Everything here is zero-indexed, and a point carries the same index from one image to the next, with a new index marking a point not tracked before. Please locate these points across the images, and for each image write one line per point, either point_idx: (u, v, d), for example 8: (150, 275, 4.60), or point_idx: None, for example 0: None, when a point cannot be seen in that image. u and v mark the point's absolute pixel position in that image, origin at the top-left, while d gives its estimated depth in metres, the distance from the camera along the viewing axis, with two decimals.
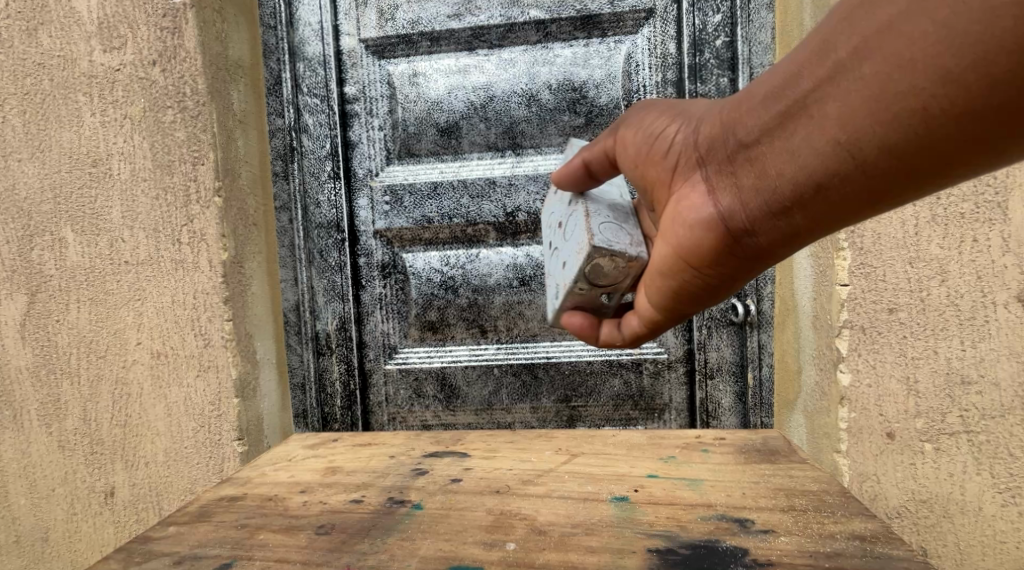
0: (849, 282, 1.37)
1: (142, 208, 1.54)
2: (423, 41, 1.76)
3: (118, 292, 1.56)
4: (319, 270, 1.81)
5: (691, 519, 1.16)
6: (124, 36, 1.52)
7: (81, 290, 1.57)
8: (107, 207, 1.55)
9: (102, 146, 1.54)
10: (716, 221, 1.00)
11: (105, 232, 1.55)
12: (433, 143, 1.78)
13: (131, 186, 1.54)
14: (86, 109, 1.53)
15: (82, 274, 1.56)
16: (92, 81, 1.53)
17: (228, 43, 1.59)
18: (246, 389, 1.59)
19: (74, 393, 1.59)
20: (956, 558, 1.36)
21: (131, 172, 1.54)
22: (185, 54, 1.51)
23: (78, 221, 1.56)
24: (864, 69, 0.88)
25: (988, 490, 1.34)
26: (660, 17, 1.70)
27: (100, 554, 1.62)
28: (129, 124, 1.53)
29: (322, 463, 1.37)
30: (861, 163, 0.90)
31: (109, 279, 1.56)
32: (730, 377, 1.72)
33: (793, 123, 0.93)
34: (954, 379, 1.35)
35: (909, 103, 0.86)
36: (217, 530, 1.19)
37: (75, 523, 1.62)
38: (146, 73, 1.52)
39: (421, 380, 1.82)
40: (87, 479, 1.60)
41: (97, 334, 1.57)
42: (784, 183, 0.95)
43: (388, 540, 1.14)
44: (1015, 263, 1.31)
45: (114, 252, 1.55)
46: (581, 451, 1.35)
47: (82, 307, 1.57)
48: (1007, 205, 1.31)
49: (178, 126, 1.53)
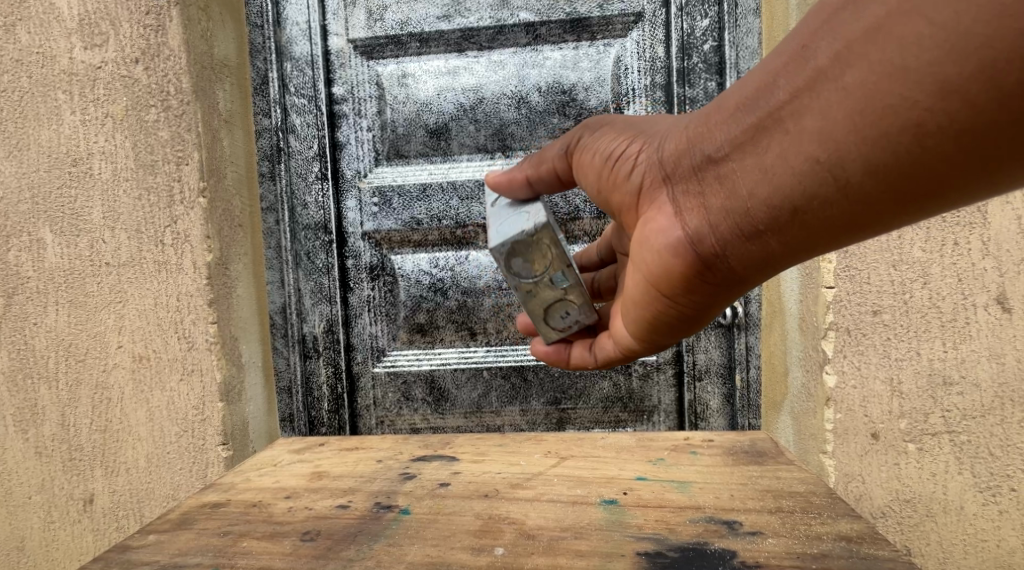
0: (834, 285, 1.37)
1: (123, 208, 1.53)
2: (413, 42, 1.75)
3: (98, 294, 1.54)
4: (306, 272, 1.79)
5: (681, 522, 1.15)
6: (105, 33, 1.51)
7: (60, 292, 1.55)
8: (87, 208, 1.53)
9: (83, 145, 1.53)
10: (684, 246, 0.96)
11: (85, 232, 1.54)
12: (422, 144, 1.77)
13: (112, 186, 1.53)
14: (66, 107, 1.52)
15: (61, 276, 1.55)
16: (72, 79, 1.51)
17: (214, 41, 1.59)
18: (231, 393, 1.58)
19: (53, 398, 1.57)
20: (939, 558, 1.37)
21: (113, 171, 1.53)
22: (168, 52, 1.50)
23: (57, 221, 1.54)
24: (847, 80, 0.84)
25: (969, 489, 1.34)
26: (649, 21, 1.71)
27: (78, 563, 1.61)
28: (110, 123, 1.52)
29: (308, 468, 1.36)
30: (843, 184, 0.86)
31: (89, 281, 1.54)
32: (718, 379, 1.72)
33: (768, 145, 0.89)
34: (936, 380, 1.35)
35: (903, 123, 0.82)
36: (199, 538, 1.18)
37: (52, 531, 1.60)
38: (128, 71, 1.51)
39: (410, 383, 1.81)
40: (65, 487, 1.59)
41: (77, 337, 1.56)
42: (758, 204, 0.91)
43: (375, 546, 1.14)
44: (995, 267, 1.32)
45: (94, 253, 1.54)
46: (570, 454, 1.34)
47: (61, 309, 1.55)
48: (987, 209, 1.31)
49: (161, 126, 1.51)
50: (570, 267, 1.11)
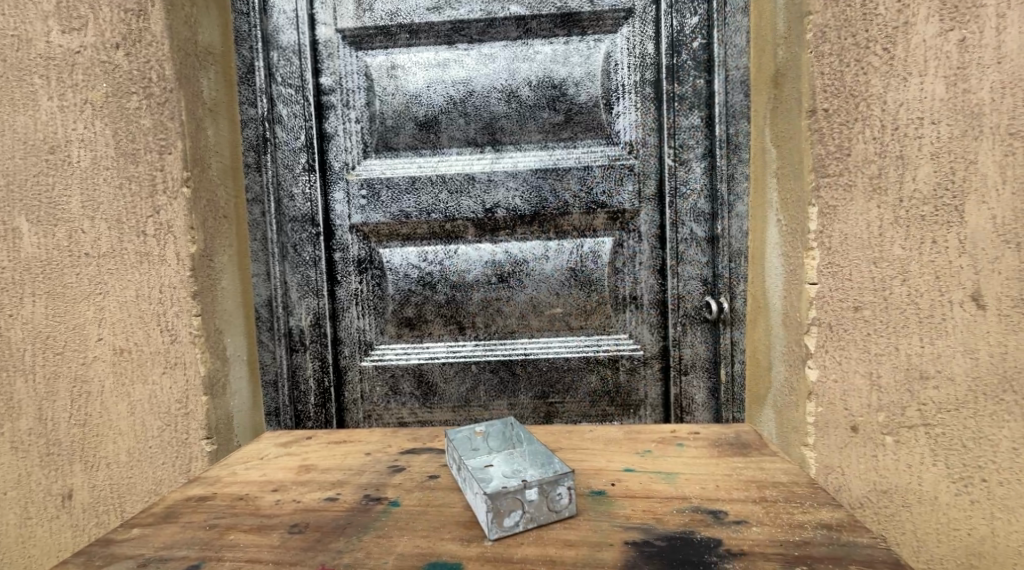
0: (817, 282, 1.40)
1: (103, 198, 1.54)
2: (402, 33, 1.77)
3: (77, 286, 1.55)
4: (293, 264, 1.79)
5: (667, 512, 1.18)
6: (84, 17, 1.52)
7: (38, 284, 1.55)
8: (66, 196, 1.54)
9: (60, 132, 1.53)
10: None
11: (63, 222, 1.54)
12: (411, 137, 1.79)
13: (92, 174, 1.53)
14: (43, 93, 1.53)
15: (38, 267, 1.55)
16: (49, 63, 1.52)
17: (198, 27, 1.60)
18: (215, 386, 1.59)
19: (29, 391, 1.57)
20: (913, 546, 1.39)
21: (92, 159, 1.53)
22: (150, 38, 1.52)
23: (34, 211, 1.54)
24: None
25: (943, 479, 1.37)
26: (640, 17, 1.73)
27: (56, 559, 1.60)
28: (89, 109, 1.53)
29: (294, 461, 1.38)
30: None
31: (67, 272, 1.55)
32: (704, 373, 1.76)
33: None
34: (913, 374, 1.38)
35: None
36: (184, 531, 1.19)
37: (28, 527, 1.59)
38: (109, 57, 1.52)
39: (398, 377, 1.82)
40: (43, 482, 1.59)
41: (56, 329, 1.56)
42: None
43: (364, 537, 1.16)
44: (970, 264, 1.35)
45: (72, 244, 1.54)
46: (560, 446, 1.36)
47: (38, 301, 1.55)
48: (964, 208, 1.35)
49: (143, 114, 1.53)
50: (528, 486, 1.14)
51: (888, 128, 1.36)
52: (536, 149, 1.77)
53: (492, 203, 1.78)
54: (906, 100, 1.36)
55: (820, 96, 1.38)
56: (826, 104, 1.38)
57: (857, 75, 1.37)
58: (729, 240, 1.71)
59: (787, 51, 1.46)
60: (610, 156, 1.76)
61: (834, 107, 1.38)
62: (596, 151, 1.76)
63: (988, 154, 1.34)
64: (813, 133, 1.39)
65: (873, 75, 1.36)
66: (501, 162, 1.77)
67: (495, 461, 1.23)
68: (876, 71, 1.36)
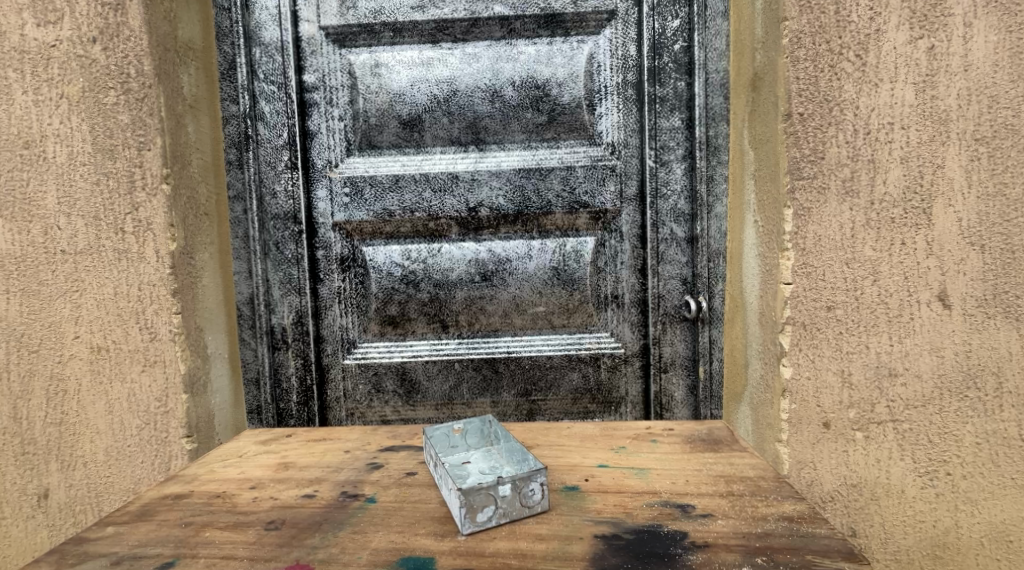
0: (792, 282, 1.41)
1: (80, 195, 1.54)
2: (386, 31, 1.77)
3: (53, 283, 1.55)
4: (275, 262, 1.80)
5: (637, 506, 1.19)
6: (60, 10, 1.52)
7: (12, 281, 1.55)
8: (41, 193, 1.54)
9: (35, 127, 1.53)
10: None
11: (39, 218, 1.54)
12: (395, 135, 1.79)
13: (68, 170, 1.54)
14: (17, 87, 1.52)
15: (13, 264, 1.55)
16: (24, 57, 1.52)
17: (177, 22, 1.60)
18: (195, 384, 1.60)
19: (3, 389, 1.57)
20: (881, 538, 1.41)
21: (68, 155, 1.53)
22: (128, 33, 1.52)
23: (8, 207, 1.54)
24: None
25: (910, 473, 1.39)
26: (622, 19, 1.74)
27: (31, 558, 1.59)
28: (65, 104, 1.53)
29: (273, 459, 1.39)
30: None
31: (43, 269, 1.55)
32: (683, 370, 1.78)
33: None
34: (883, 371, 1.40)
35: None
36: (158, 529, 1.20)
37: (3, 527, 1.59)
38: (86, 50, 1.52)
39: (381, 375, 1.83)
40: (18, 481, 1.58)
41: (31, 327, 1.56)
42: None
43: (339, 533, 1.17)
44: (937, 265, 1.37)
45: (48, 240, 1.54)
46: (536, 443, 1.37)
47: (13, 299, 1.55)
48: (931, 211, 1.37)
49: (121, 109, 1.53)
50: (502, 482, 1.15)
51: (861, 131, 1.38)
52: (519, 149, 1.78)
53: (476, 203, 1.79)
54: (877, 105, 1.37)
55: (795, 99, 1.39)
56: (801, 108, 1.39)
57: (831, 80, 1.38)
58: (708, 240, 1.73)
59: (764, 56, 1.47)
60: (592, 157, 1.77)
61: (809, 111, 1.39)
62: (578, 151, 1.78)
63: (955, 158, 1.36)
64: (788, 135, 1.40)
65: (846, 80, 1.38)
66: (484, 162, 1.78)
67: (472, 457, 1.24)
68: (849, 76, 1.38)
